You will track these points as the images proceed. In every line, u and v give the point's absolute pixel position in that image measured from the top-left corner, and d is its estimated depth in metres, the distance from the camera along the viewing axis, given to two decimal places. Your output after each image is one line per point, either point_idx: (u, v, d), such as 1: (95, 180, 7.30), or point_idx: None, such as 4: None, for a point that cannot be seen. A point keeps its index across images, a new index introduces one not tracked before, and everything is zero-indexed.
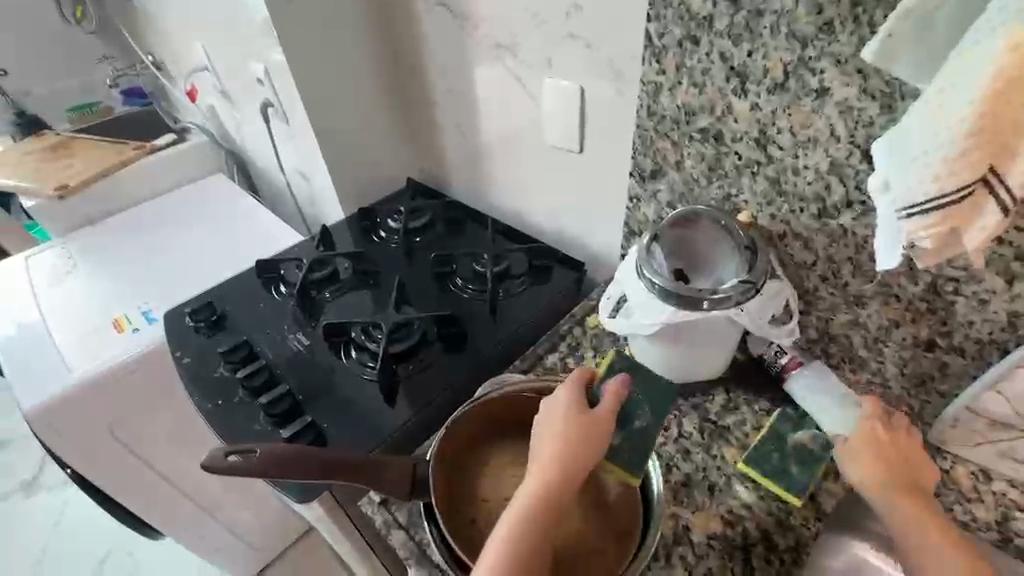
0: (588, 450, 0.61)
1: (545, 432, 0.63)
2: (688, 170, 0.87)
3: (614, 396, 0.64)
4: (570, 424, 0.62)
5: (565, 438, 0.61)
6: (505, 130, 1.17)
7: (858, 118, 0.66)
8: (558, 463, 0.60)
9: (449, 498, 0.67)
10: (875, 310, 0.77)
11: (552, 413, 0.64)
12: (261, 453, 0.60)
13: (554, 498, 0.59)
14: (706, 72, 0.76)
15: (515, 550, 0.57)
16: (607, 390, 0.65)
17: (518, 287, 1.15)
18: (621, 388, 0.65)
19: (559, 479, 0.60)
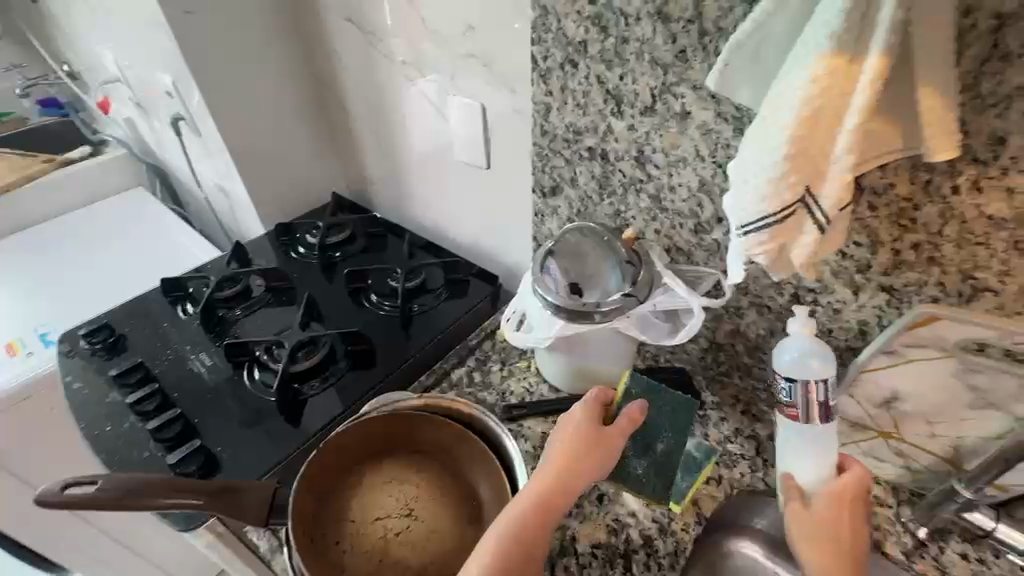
0: (601, 463, 0.65)
1: (566, 438, 0.67)
2: (582, 187, 0.90)
3: (631, 419, 0.68)
4: (588, 438, 0.66)
5: (586, 448, 0.65)
6: (421, 146, 1.18)
7: (717, 139, 0.70)
8: (568, 471, 0.63)
9: (314, 524, 0.68)
10: (753, 320, 0.82)
11: (575, 424, 0.68)
12: (122, 485, 0.60)
13: (563, 501, 0.62)
14: (587, 94, 0.79)
15: (518, 544, 0.58)
16: (629, 409, 0.69)
17: (434, 300, 1.15)
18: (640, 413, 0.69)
19: (570, 482, 0.63)
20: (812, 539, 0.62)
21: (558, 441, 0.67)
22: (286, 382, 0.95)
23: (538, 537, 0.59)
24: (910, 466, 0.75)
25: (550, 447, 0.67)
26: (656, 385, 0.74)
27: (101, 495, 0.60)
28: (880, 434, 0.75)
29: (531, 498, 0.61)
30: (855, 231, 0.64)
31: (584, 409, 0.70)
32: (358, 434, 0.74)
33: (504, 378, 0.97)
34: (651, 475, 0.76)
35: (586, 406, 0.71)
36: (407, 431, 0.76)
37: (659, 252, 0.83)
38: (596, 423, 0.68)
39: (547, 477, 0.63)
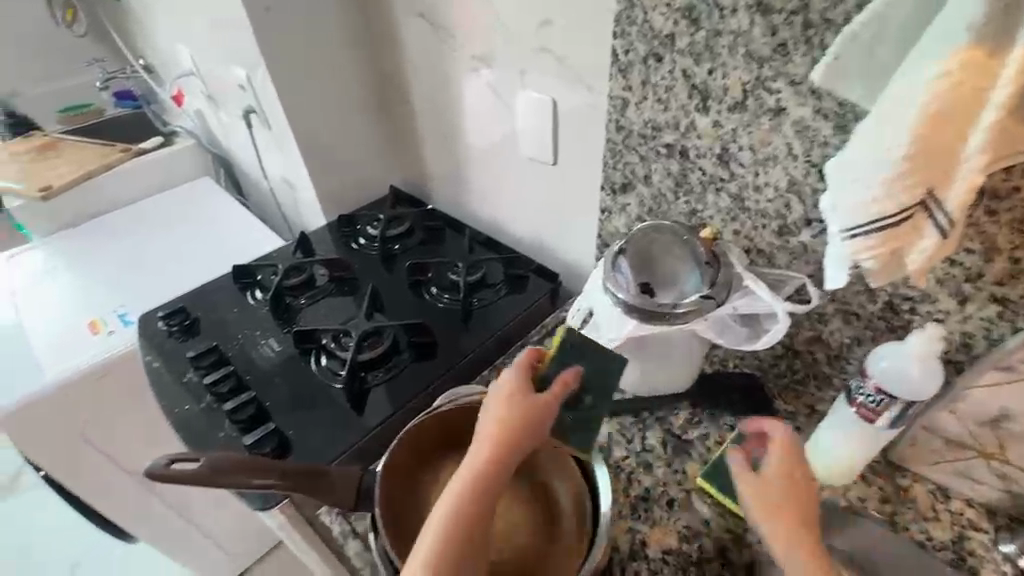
0: (540, 426, 0.63)
1: (492, 406, 0.64)
2: (656, 185, 0.87)
3: (564, 385, 0.66)
4: (504, 402, 0.63)
5: (520, 414, 0.62)
6: (484, 141, 1.18)
7: (813, 137, 0.66)
8: (506, 438, 0.61)
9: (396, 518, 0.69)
10: (837, 328, 0.78)
11: (517, 388, 0.65)
12: (213, 465, 0.62)
13: (507, 465, 0.60)
14: (670, 89, 0.77)
15: (460, 512, 0.57)
16: (563, 374, 0.67)
17: (493, 296, 1.16)
18: (572, 379, 0.66)
19: (511, 447, 0.61)
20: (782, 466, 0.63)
21: (485, 409, 0.64)
22: (352, 371, 0.97)
23: (481, 503, 0.58)
24: (1011, 491, 0.70)
25: (485, 412, 0.64)
26: (590, 343, 0.68)
27: (195, 477, 0.61)
28: (980, 455, 0.70)
29: (480, 472, 0.59)
30: (968, 238, 0.60)
31: (509, 378, 0.67)
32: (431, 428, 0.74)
33: None
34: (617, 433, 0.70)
35: (512, 373, 0.67)
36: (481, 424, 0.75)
37: (738, 253, 0.80)
38: (526, 386, 0.65)
39: (485, 454, 0.60)
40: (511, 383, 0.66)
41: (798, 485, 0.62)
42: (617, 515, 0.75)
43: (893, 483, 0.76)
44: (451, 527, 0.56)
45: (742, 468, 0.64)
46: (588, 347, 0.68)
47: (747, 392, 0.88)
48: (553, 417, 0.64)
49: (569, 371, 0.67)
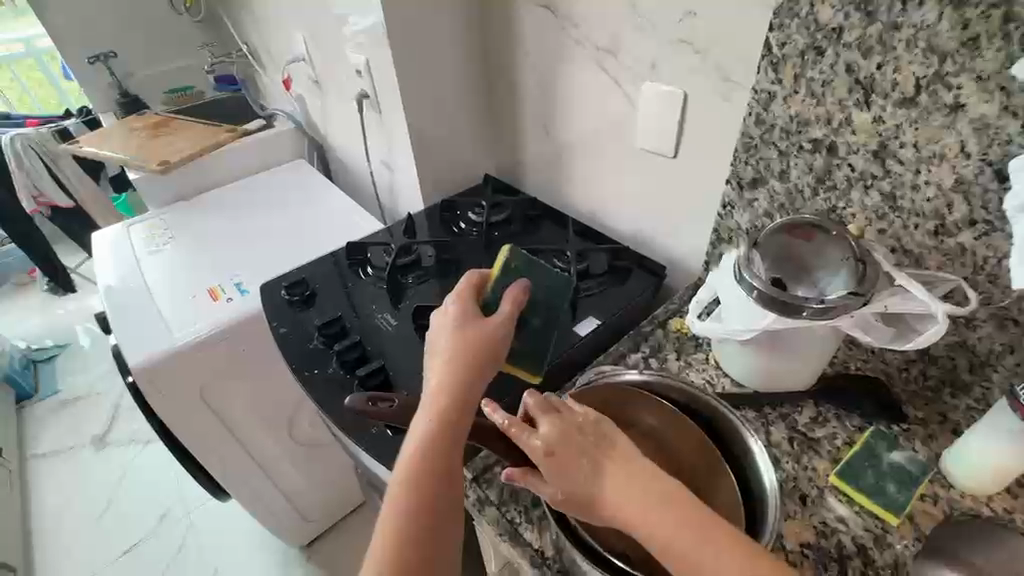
0: (497, 342, 0.71)
1: (445, 338, 0.71)
2: (792, 180, 0.87)
3: (514, 301, 0.74)
4: (463, 330, 0.71)
5: (480, 338, 0.70)
6: (596, 134, 1.20)
7: (994, 135, 0.65)
8: (468, 361, 0.68)
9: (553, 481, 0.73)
10: (987, 334, 0.76)
11: (461, 317, 0.73)
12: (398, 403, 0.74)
13: (474, 381, 0.68)
14: (826, 83, 0.76)
15: (435, 449, 0.62)
16: (512, 290, 0.75)
17: (598, 285, 1.17)
18: (521, 294, 0.75)
19: (477, 366, 0.69)
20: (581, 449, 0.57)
21: (437, 342, 0.71)
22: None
23: (453, 434, 0.64)
24: None
25: (438, 345, 0.71)
26: (534, 261, 0.77)
27: (398, 411, 0.74)
28: None
29: (446, 404, 0.65)
30: None
31: (456, 310, 0.73)
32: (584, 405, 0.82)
33: (682, 367, 0.96)
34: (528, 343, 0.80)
35: (460, 302, 0.75)
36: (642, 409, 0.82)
37: (883, 252, 0.79)
38: (474, 315, 0.73)
39: (448, 380, 0.67)
40: (458, 315, 0.73)
41: (600, 463, 0.56)
42: None
43: None
44: (428, 451, 0.62)
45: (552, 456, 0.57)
46: (529, 265, 0.77)
47: (876, 394, 0.86)
48: (510, 333, 0.73)
49: (514, 288, 0.75)
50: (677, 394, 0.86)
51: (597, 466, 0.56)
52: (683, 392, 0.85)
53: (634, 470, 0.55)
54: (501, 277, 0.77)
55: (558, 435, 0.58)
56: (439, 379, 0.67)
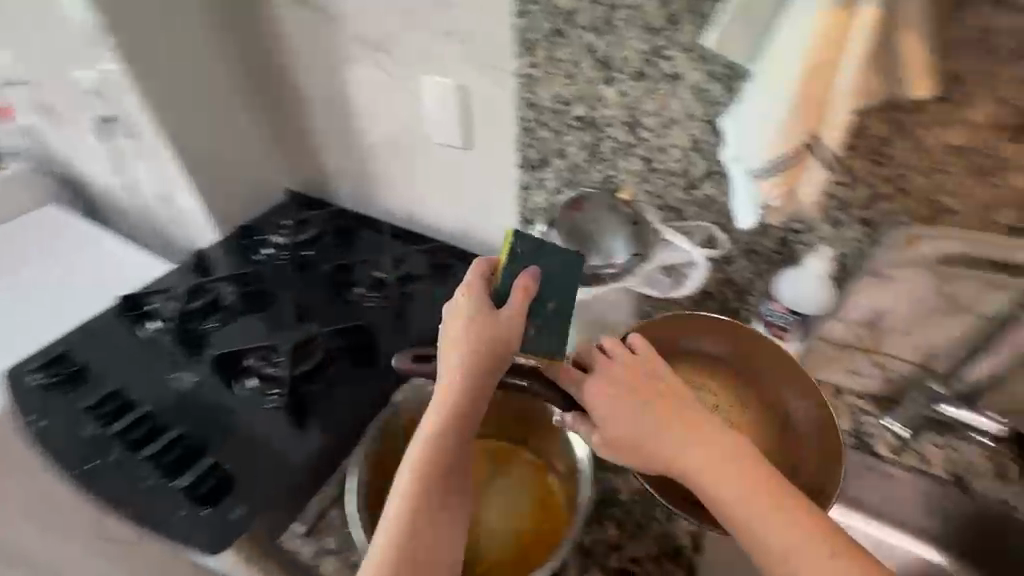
0: (511, 334, 0.62)
1: (455, 329, 0.63)
2: (571, 156, 0.92)
3: (524, 292, 0.63)
4: (473, 332, 0.62)
5: (490, 335, 0.62)
6: (390, 132, 1.15)
7: (708, 98, 0.74)
8: (472, 367, 0.62)
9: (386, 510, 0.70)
10: (741, 266, 0.89)
11: (467, 306, 0.63)
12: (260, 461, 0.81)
13: (495, 374, 0.64)
14: (575, 63, 0.81)
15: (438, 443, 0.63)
16: (523, 278, 0.63)
17: (422, 288, 1.13)
18: (531, 284, 0.63)
19: (500, 359, 0.63)
20: (619, 407, 0.60)
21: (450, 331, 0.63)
22: (292, 389, 0.93)
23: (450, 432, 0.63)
24: (887, 376, 0.83)
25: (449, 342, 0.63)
26: (544, 244, 0.65)
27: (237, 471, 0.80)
28: (861, 350, 0.82)
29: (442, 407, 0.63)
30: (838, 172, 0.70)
31: (469, 300, 0.64)
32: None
33: None
34: (546, 331, 0.65)
35: (468, 292, 0.64)
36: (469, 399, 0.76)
37: (653, 212, 0.88)
38: (485, 312, 0.62)
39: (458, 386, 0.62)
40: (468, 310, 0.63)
41: (659, 409, 0.59)
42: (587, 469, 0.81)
43: None
44: (432, 450, 0.63)
45: (624, 429, 0.59)
46: (544, 250, 0.65)
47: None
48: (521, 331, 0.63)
49: (484, 263, 0.67)
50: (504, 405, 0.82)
51: (651, 410, 0.59)
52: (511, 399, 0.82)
53: (690, 410, 0.59)
54: (512, 255, 0.64)
55: (614, 389, 0.61)
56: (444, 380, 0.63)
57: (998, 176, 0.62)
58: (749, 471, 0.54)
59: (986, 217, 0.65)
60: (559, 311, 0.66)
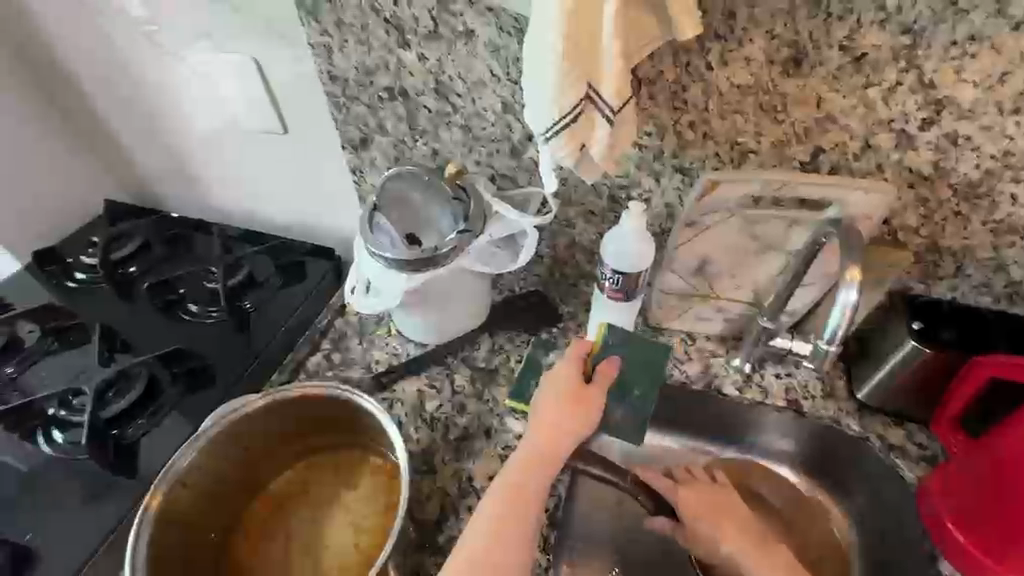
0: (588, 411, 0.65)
1: (551, 406, 0.65)
2: (391, 132, 0.84)
3: (607, 375, 0.67)
4: (571, 400, 0.65)
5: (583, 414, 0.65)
6: (201, 122, 1.01)
7: (506, 55, 0.70)
8: (564, 428, 0.64)
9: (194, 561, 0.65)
10: (583, 228, 0.85)
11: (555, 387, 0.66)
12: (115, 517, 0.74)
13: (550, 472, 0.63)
14: (365, 28, 0.74)
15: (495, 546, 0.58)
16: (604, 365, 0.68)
17: (266, 293, 1.01)
18: (611, 369, 0.68)
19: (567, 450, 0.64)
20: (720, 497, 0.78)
21: (546, 411, 0.65)
22: (95, 434, 0.81)
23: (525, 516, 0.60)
24: (728, 317, 0.83)
25: (540, 424, 0.64)
26: (629, 335, 0.75)
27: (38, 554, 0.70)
28: (702, 298, 0.81)
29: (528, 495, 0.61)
30: (643, 121, 0.68)
31: (565, 376, 0.67)
32: (187, 485, 0.63)
33: (365, 350, 0.91)
34: (631, 422, 0.77)
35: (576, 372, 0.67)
36: (267, 423, 0.67)
37: (484, 182, 0.82)
38: (572, 380, 0.66)
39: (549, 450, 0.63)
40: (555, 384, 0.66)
41: (723, 510, 0.75)
42: (442, 463, 0.77)
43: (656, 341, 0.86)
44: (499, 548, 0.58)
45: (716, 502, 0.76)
46: (632, 340, 0.75)
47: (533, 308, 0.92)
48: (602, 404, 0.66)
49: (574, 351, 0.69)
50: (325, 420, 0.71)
51: (723, 525, 0.73)
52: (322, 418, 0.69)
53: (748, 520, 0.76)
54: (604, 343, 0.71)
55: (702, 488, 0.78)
56: (539, 450, 0.63)
57: (781, 111, 0.62)
58: (770, 547, 0.72)
59: (781, 154, 0.65)
60: (640, 400, 0.76)
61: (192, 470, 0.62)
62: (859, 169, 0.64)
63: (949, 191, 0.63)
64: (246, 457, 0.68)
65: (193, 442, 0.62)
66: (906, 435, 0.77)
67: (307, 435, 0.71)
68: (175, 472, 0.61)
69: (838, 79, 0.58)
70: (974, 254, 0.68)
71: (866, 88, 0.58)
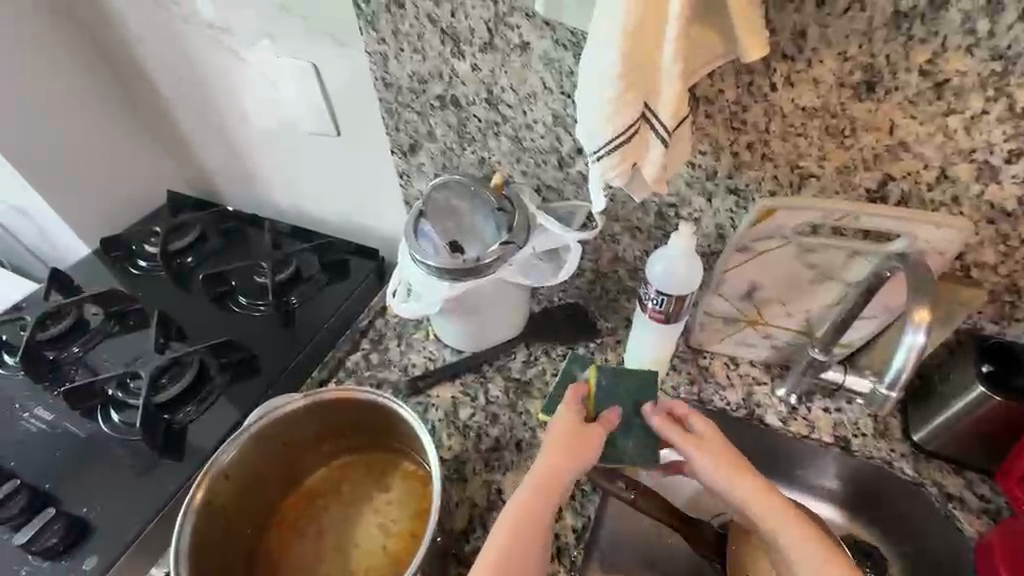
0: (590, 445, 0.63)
1: (551, 438, 0.64)
2: (441, 140, 0.85)
3: (608, 422, 0.66)
4: (567, 431, 0.64)
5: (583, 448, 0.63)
6: (260, 121, 1.06)
7: (560, 69, 0.69)
8: (562, 455, 0.62)
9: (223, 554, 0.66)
10: (628, 244, 0.84)
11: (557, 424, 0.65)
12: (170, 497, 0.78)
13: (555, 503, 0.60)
14: (421, 37, 0.74)
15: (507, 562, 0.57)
16: (605, 414, 0.66)
17: (312, 290, 1.04)
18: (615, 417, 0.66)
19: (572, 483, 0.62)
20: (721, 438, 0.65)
21: (547, 442, 0.64)
22: (149, 417, 0.84)
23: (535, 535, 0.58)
24: (776, 345, 0.80)
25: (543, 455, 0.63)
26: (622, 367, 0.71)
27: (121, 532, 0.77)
28: (749, 324, 0.78)
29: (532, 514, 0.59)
30: (698, 140, 0.66)
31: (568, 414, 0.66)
32: (229, 478, 0.64)
33: (402, 353, 0.92)
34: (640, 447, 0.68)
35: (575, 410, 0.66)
36: (308, 422, 0.68)
37: (530, 193, 0.82)
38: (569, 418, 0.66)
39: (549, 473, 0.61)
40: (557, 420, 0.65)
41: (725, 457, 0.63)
42: (473, 472, 0.77)
43: (697, 364, 0.84)
44: (512, 565, 0.57)
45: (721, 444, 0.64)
46: (623, 375, 0.70)
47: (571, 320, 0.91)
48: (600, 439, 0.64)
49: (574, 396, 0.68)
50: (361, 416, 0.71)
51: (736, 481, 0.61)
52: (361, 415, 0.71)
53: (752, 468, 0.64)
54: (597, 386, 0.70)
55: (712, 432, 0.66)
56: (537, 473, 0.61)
57: (848, 136, 0.59)
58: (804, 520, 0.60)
59: (846, 181, 0.62)
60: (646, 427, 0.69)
61: (234, 463, 0.64)
62: (932, 201, 0.60)
63: None
64: (285, 453, 0.70)
65: (238, 436, 0.64)
66: (965, 484, 0.72)
67: (344, 435, 0.73)
68: (220, 463, 0.63)
69: (915, 106, 0.55)
70: None
71: (947, 117, 0.54)
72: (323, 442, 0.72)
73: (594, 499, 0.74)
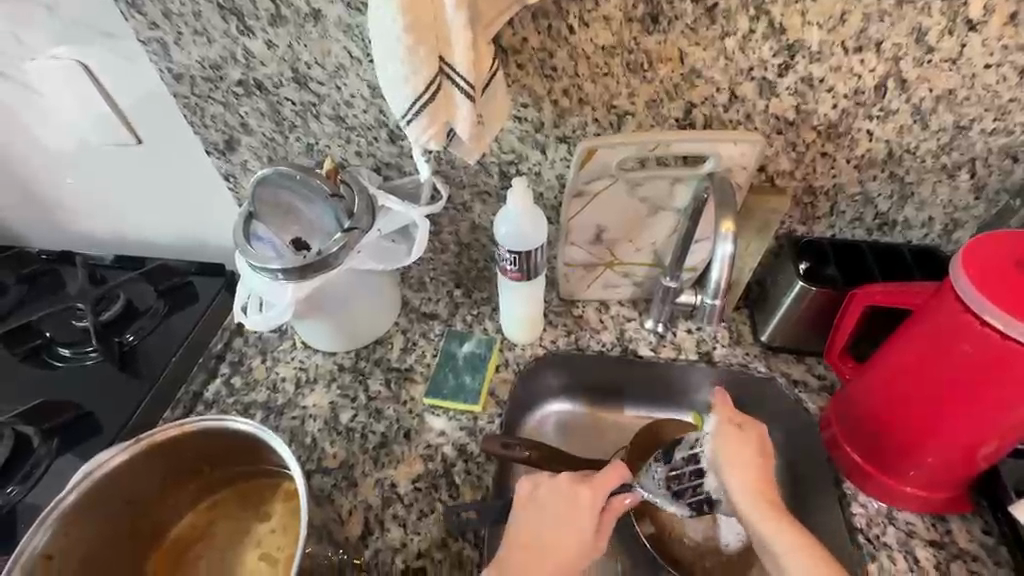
0: (591, 546, 0.61)
1: (568, 498, 0.62)
2: (258, 131, 0.76)
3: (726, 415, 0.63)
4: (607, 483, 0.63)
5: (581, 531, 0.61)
6: (39, 141, 0.89)
7: (361, 36, 0.65)
8: (576, 526, 0.61)
9: None
10: (481, 210, 0.81)
11: (566, 489, 0.62)
12: None
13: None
14: (198, 16, 0.66)
15: None
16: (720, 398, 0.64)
17: (149, 322, 0.91)
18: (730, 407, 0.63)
19: (563, 566, 0.59)
20: (742, 451, 0.60)
21: (564, 497, 0.62)
22: None
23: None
24: (636, 280, 0.83)
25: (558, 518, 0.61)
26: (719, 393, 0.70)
27: None
28: (607, 266, 0.81)
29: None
30: (517, 93, 0.65)
31: (582, 491, 0.62)
32: (56, 558, 0.57)
33: (269, 369, 0.84)
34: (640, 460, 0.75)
35: (590, 492, 0.62)
36: (143, 473, 0.61)
37: (367, 173, 0.77)
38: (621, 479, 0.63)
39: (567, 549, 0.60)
40: (566, 488, 0.62)
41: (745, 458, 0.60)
42: (363, 475, 0.73)
43: (571, 314, 0.86)
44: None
45: (749, 455, 0.60)
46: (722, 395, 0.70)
47: (418, 305, 0.89)
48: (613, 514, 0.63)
49: (596, 481, 0.63)
50: (216, 450, 0.64)
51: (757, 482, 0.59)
52: (214, 449, 0.64)
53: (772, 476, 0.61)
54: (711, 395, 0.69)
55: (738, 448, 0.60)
56: (558, 547, 0.60)
57: (648, 69, 0.62)
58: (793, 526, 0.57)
59: (656, 113, 0.65)
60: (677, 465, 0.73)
61: (58, 540, 0.57)
62: (730, 120, 0.65)
63: (813, 133, 0.65)
64: (130, 511, 0.63)
65: (49, 515, 0.55)
66: (807, 369, 0.81)
67: (202, 473, 0.67)
68: (32, 556, 0.55)
69: (695, 32, 0.59)
70: (844, 192, 0.71)
71: (723, 40, 0.59)
72: (181, 485, 0.66)
73: (490, 468, 0.74)
